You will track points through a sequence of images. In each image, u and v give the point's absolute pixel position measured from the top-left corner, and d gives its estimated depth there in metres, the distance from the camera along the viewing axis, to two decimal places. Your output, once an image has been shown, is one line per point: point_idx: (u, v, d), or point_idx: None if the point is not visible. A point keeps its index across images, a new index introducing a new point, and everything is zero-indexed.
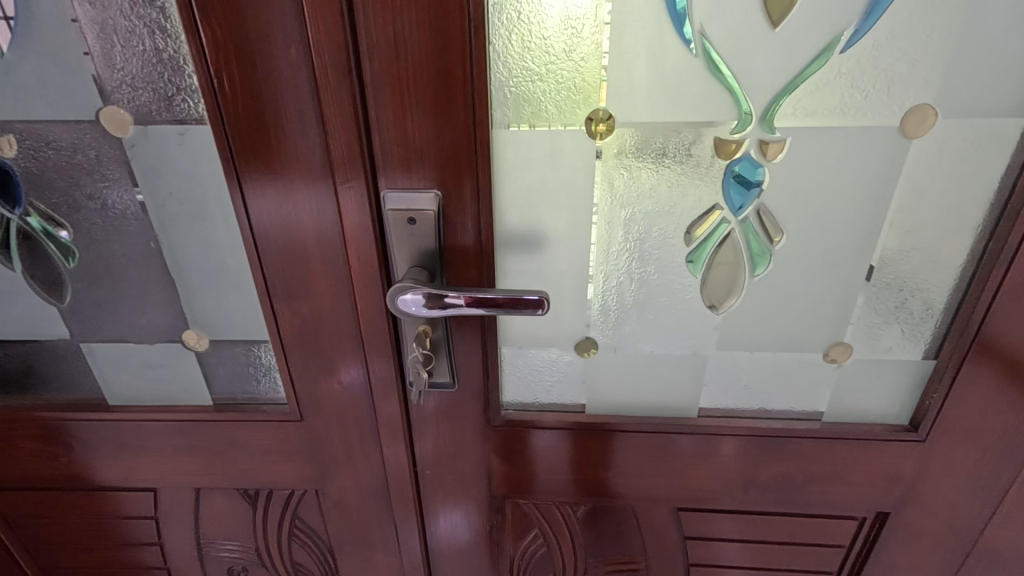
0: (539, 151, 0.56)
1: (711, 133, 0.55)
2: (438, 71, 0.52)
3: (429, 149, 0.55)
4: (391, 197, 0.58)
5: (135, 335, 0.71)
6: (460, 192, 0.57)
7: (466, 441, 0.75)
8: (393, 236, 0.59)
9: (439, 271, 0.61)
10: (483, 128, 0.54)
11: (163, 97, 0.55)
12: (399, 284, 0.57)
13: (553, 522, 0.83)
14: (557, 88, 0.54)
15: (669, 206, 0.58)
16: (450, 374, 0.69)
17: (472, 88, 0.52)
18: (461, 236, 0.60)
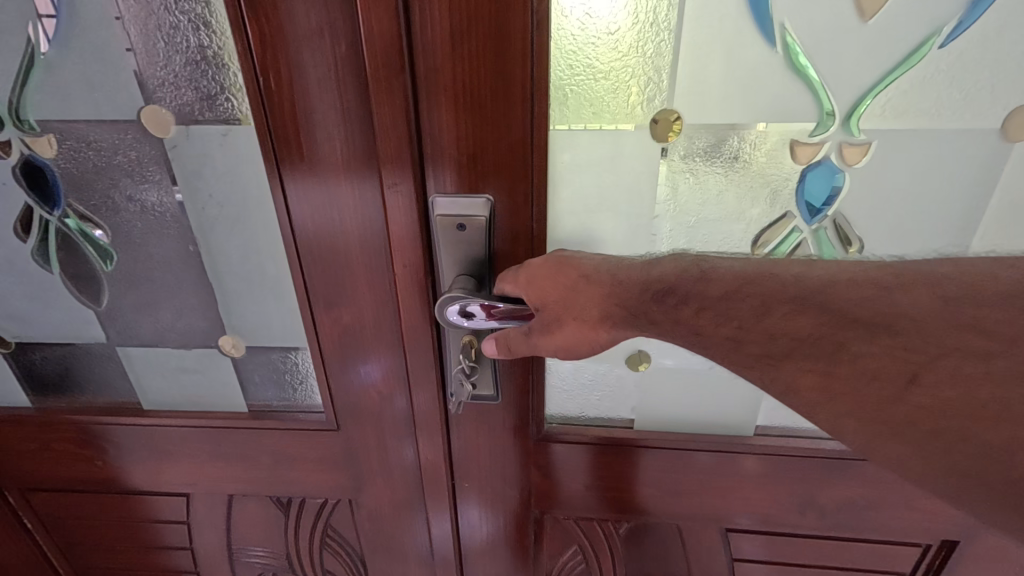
0: (598, 154, 0.53)
1: (789, 135, 0.50)
2: (496, 68, 0.48)
3: (483, 152, 0.52)
4: (440, 202, 0.54)
5: (172, 340, 0.70)
6: (514, 198, 0.54)
7: (505, 453, 0.72)
8: (440, 243, 0.56)
9: (488, 280, 0.57)
10: (540, 130, 0.51)
11: (206, 96, 0.53)
12: (447, 295, 0.54)
13: (595, 540, 0.80)
14: (621, 86, 0.50)
15: (738, 215, 0.54)
16: (494, 387, 0.66)
17: (531, 88, 0.49)
18: (512, 243, 0.56)
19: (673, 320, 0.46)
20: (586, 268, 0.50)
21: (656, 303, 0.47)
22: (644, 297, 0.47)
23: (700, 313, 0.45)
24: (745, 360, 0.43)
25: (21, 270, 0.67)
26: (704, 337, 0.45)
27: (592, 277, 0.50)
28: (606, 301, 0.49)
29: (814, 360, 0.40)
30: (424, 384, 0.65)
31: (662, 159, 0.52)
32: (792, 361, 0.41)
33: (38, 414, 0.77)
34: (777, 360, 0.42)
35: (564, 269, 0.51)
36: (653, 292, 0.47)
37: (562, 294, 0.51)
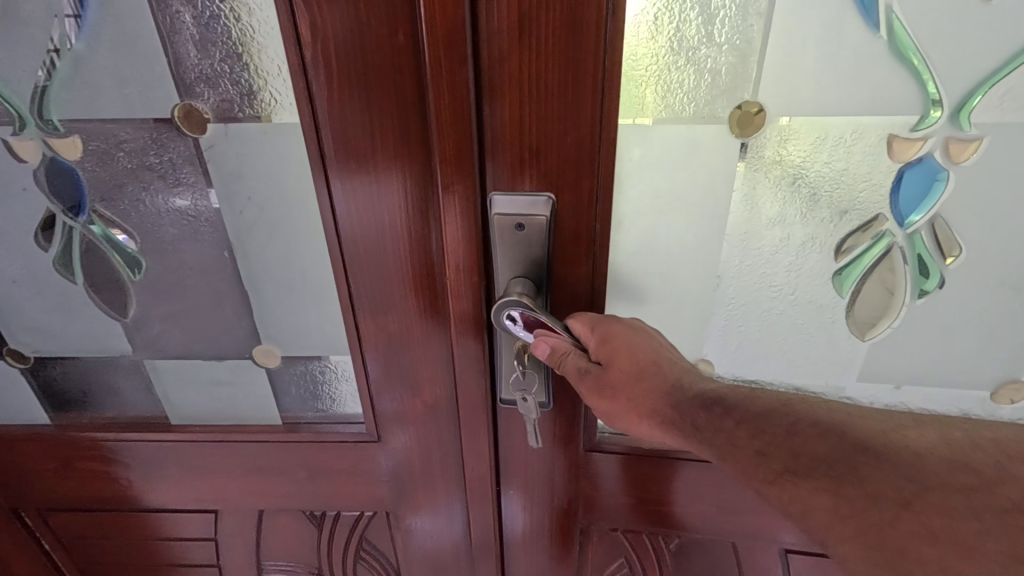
0: (673, 150, 0.49)
1: (887, 129, 0.46)
2: (567, 60, 0.44)
3: (548, 148, 0.48)
4: (499, 200, 0.50)
5: (202, 352, 0.66)
6: (578, 197, 0.50)
7: (553, 468, 0.68)
8: (498, 246, 0.52)
9: (545, 284, 0.54)
10: (610, 126, 0.47)
11: (247, 92, 0.49)
12: (506, 300, 0.50)
13: (642, 553, 0.75)
14: (701, 75, 0.46)
15: (823, 215, 0.50)
16: (546, 395, 0.62)
17: (603, 80, 0.45)
18: (574, 246, 0.52)
19: (712, 430, 0.46)
20: (659, 354, 0.51)
21: (698, 411, 0.48)
22: (693, 403, 0.48)
23: (739, 425, 0.45)
24: (767, 473, 0.43)
25: (44, 280, 0.63)
26: (736, 450, 0.45)
27: (661, 368, 0.50)
28: (657, 398, 0.50)
29: (835, 480, 0.40)
30: (472, 400, 0.61)
31: (742, 156, 0.48)
32: (815, 478, 0.41)
33: (60, 431, 0.74)
34: (801, 476, 0.42)
35: (639, 351, 0.51)
36: (698, 401, 0.48)
37: (631, 371, 0.50)
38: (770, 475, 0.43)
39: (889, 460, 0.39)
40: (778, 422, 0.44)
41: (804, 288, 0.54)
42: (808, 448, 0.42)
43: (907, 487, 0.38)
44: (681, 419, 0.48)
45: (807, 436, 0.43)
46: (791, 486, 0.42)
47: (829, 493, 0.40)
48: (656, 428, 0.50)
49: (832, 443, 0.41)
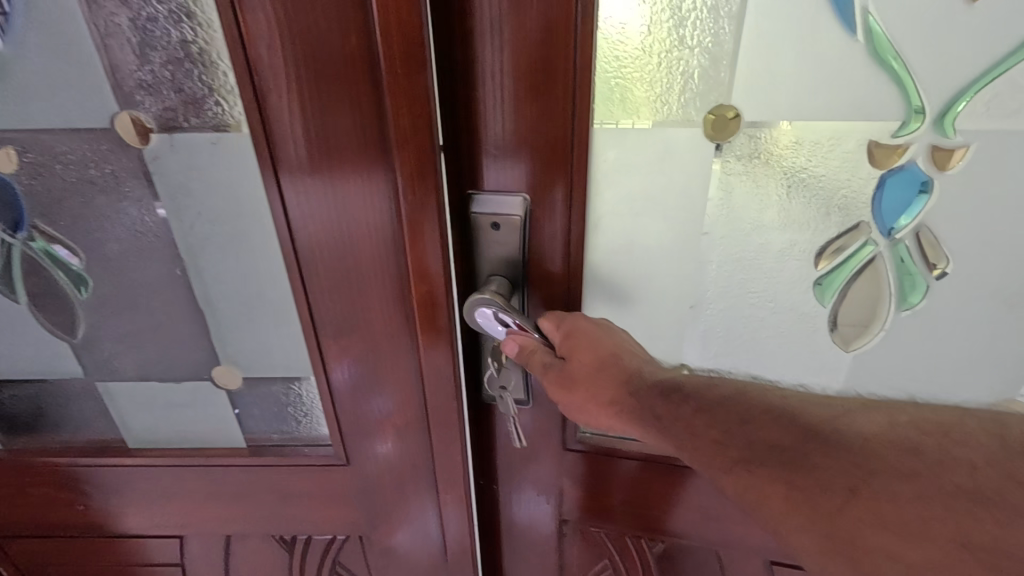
0: (648, 153, 0.46)
1: (867, 134, 0.44)
2: (538, 61, 0.42)
3: (519, 148, 0.46)
4: (477, 199, 0.49)
5: (159, 373, 0.62)
6: (552, 203, 0.48)
7: (536, 474, 0.67)
8: (474, 245, 0.50)
9: (521, 284, 0.52)
10: (582, 130, 0.45)
11: (192, 100, 0.45)
12: (475, 298, 0.49)
13: (628, 558, 0.71)
14: (675, 78, 0.44)
15: (802, 221, 0.48)
16: (526, 393, 0.60)
17: (574, 82, 0.43)
18: (548, 251, 0.51)
19: (670, 417, 0.45)
20: (621, 347, 0.50)
21: (657, 399, 0.46)
22: (652, 390, 0.46)
23: (698, 413, 0.43)
24: (723, 462, 0.41)
25: None
26: (693, 438, 0.43)
27: (623, 361, 0.49)
28: (618, 389, 0.48)
29: (788, 469, 0.38)
30: (438, 419, 0.58)
31: (717, 158, 0.46)
32: (768, 466, 0.39)
33: (10, 457, 0.69)
34: (755, 465, 0.40)
35: (601, 344, 0.50)
36: (659, 387, 0.46)
37: (591, 362, 0.49)
38: (726, 465, 0.41)
39: (864, 456, 0.37)
40: (735, 411, 0.42)
41: (784, 297, 0.52)
42: (765, 436, 0.40)
43: (859, 473, 0.36)
44: (641, 408, 0.46)
45: (767, 427, 0.41)
46: (746, 475, 0.40)
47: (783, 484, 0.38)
48: (615, 419, 0.48)
49: (789, 433, 0.40)
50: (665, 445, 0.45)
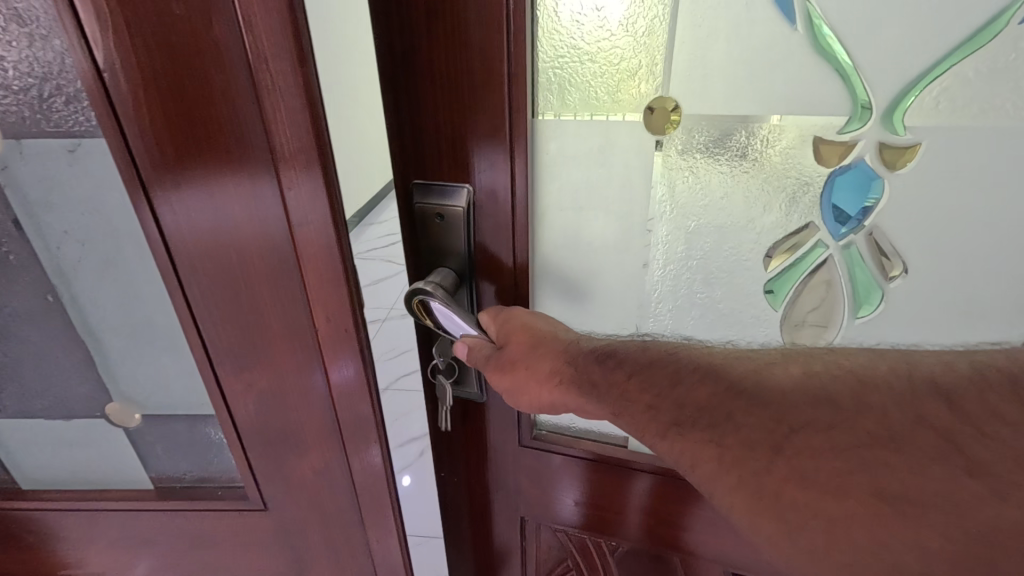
0: (586, 145, 0.42)
1: (808, 133, 0.40)
2: (469, 59, 0.37)
3: (449, 150, 0.41)
4: (420, 188, 0.43)
5: (47, 410, 0.56)
6: (496, 206, 0.42)
7: (491, 479, 0.63)
8: (417, 235, 0.45)
9: (468, 278, 0.46)
10: (520, 130, 0.39)
11: (39, 98, 0.39)
12: (415, 288, 0.43)
13: (590, 566, 0.66)
14: (609, 69, 0.39)
15: (745, 221, 0.43)
16: (478, 387, 0.55)
17: (509, 84, 0.38)
18: (484, 255, 0.45)
19: (606, 384, 0.40)
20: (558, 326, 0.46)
21: (593, 367, 0.41)
22: (585, 359, 0.42)
23: (629, 377, 0.39)
24: (657, 428, 0.36)
25: None
26: (625, 405, 0.38)
27: (559, 337, 0.45)
28: (557, 362, 0.43)
29: (714, 431, 0.33)
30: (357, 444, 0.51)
31: (657, 154, 0.41)
32: (693, 433, 0.34)
33: None
34: (686, 428, 0.35)
35: (536, 320, 0.45)
36: (592, 353, 0.43)
37: (525, 341, 0.44)
38: (658, 429, 0.36)
39: (781, 411, 0.32)
40: (659, 373, 0.38)
41: (730, 304, 0.47)
42: (691, 395, 0.35)
43: (781, 429, 0.32)
44: (577, 377, 0.42)
45: (692, 389, 0.36)
46: (680, 440, 0.35)
47: (711, 445, 0.33)
48: (555, 391, 0.43)
49: (710, 389, 0.35)
50: (598, 411, 0.41)
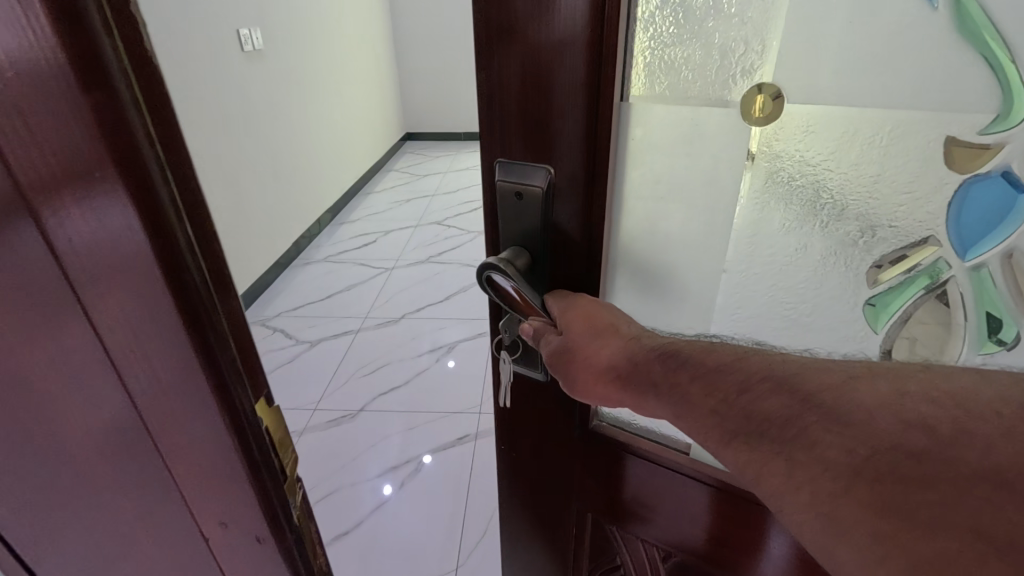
0: (677, 135, 0.45)
1: (944, 126, 0.36)
2: (564, 59, 0.42)
3: (535, 130, 0.46)
4: (503, 166, 0.49)
5: None
6: (572, 188, 0.47)
7: (546, 477, 0.68)
8: (500, 211, 0.51)
9: (541, 257, 0.51)
10: (608, 111, 0.43)
11: None
12: (488, 261, 0.49)
13: (635, 562, 0.67)
14: (705, 53, 0.42)
15: (844, 228, 0.42)
16: (542, 372, 0.58)
17: (598, 64, 0.41)
18: (565, 225, 0.49)
19: (666, 385, 0.39)
20: (619, 320, 0.47)
21: (653, 363, 0.41)
22: (649, 355, 0.42)
23: (693, 380, 0.37)
24: (680, 379, 0.38)
25: None
26: (671, 381, 0.39)
27: (621, 330, 0.46)
28: (615, 353, 0.44)
29: (735, 398, 0.35)
30: (215, 503, 0.49)
31: (752, 144, 0.43)
32: (720, 381, 0.36)
33: None
34: (709, 394, 0.36)
35: (604, 311, 0.47)
36: (656, 352, 0.41)
37: (590, 330, 0.46)
38: (683, 379, 0.38)
39: (801, 384, 0.32)
40: (733, 377, 0.35)
41: (823, 310, 0.46)
42: (711, 358, 0.37)
43: (798, 401, 0.32)
44: (637, 375, 0.42)
45: (723, 368, 0.36)
46: (701, 397, 0.37)
47: (724, 406, 0.35)
48: (612, 385, 0.44)
49: (747, 376, 0.35)
50: (648, 401, 0.41)
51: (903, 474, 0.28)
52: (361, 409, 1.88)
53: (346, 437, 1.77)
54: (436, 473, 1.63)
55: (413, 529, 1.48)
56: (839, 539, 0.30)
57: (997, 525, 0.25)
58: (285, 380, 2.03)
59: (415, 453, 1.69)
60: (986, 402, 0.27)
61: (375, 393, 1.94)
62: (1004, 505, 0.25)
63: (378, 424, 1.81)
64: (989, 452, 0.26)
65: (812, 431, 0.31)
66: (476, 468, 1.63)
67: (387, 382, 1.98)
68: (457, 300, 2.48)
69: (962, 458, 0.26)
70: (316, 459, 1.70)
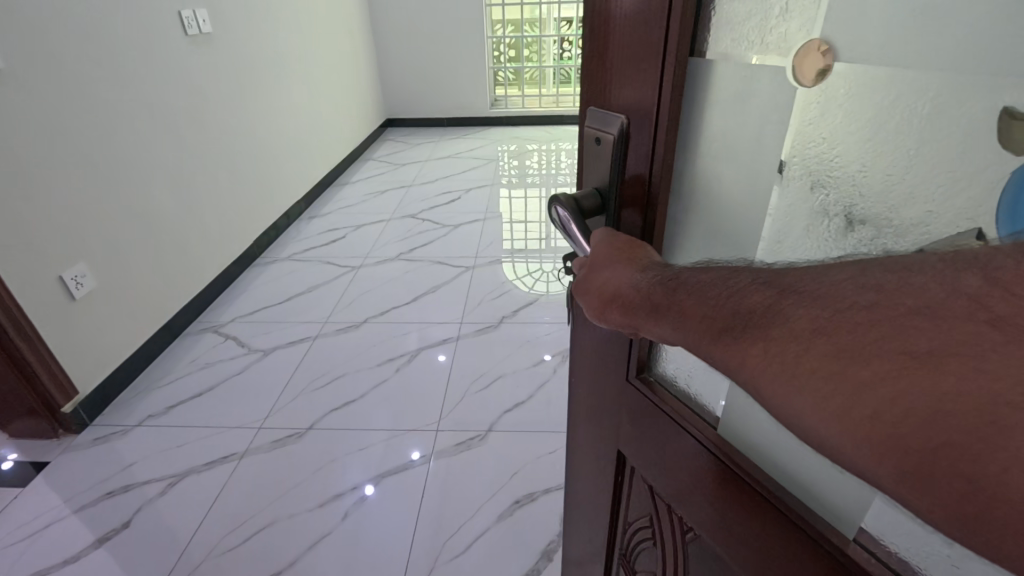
0: (722, 91, 0.48)
1: (992, 95, 0.33)
2: (638, 12, 0.46)
3: (615, 84, 0.51)
4: (593, 114, 0.55)
5: None
6: (641, 140, 0.50)
7: (604, 420, 0.77)
8: (587, 154, 0.58)
9: (613, 201, 0.56)
10: (678, 65, 0.45)
11: None
12: (556, 194, 0.57)
13: (664, 525, 0.71)
14: (756, 15, 0.44)
15: (874, 206, 0.41)
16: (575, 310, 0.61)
17: (668, 19, 0.44)
18: (635, 175, 0.53)
19: (666, 305, 0.41)
20: (638, 257, 0.49)
21: (658, 290, 0.43)
22: (655, 284, 0.43)
23: (691, 297, 0.39)
24: (677, 294, 0.41)
25: None
26: (672, 301, 0.41)
27: (641, 261, 0.48)
28: (629, 279, 0.47)
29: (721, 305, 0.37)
30: None
31: (798, 105, 0.44)
32: (711, 291, 0.38)
33: None
34: (706, 300, 0.38)
35: (637, 251, 0.50)
36: (660, 281, 0.43)
37: (618, 256, 0.50)
38: (676, 297, 0.41)
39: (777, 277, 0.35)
40: (723, 287, 0.38)
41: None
42: (704, 278, 0.39)
43: (773, 290, 0.34)
44: (643, 301, 0.44)
45: (718, 281, 0.38)
46: (694, 308, 0.39)
47: (709, 314, 0.37)
48: (623, 315, 0.47)
49: (733, 286, 0.37)
50: (648, 324, 0.44)
51: (854, 322, 0.29)
52: (308, 428, 1.84)
53: (291, 457, 1.74)
54: (382, 498, 1.59)
55: (357, 553, 1.45)
56: (801, 395, 0.31)
57: (923, 343, 0.27)
58: (239, 389, 2.03)
59: (354, 483, 1.64)
60: (927, 265, 0.29)
61: (320, 412, 1.90)
62: (924, 335, 0.27)
63: (342, 439, 1.79)
64: (925, 291, 0.28)
65: (786, 310, 0.33)
66: (430, 486, 1.62)
67: (336, 399, 1.96)
68: (437, 300, 2.50)
69: (898, 301, 0.29)
70: (262, 483, 1.66)
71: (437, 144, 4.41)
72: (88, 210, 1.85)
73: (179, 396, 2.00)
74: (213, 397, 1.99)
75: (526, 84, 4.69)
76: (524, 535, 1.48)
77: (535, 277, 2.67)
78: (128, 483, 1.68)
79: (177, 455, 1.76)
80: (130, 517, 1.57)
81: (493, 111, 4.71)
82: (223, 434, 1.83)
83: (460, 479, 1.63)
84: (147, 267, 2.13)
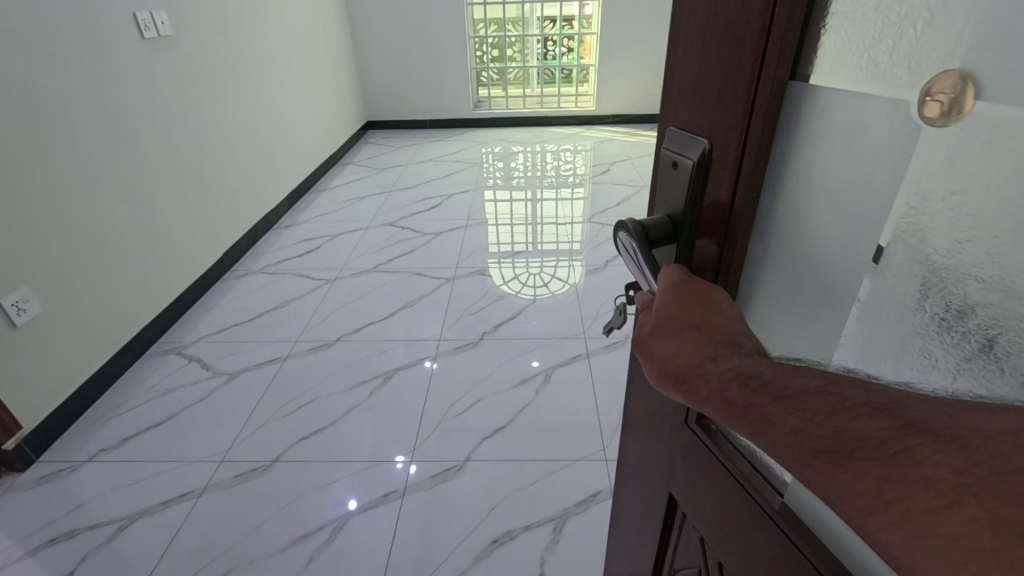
0: (837, 126, 0.41)
1: None
2: (729, 23, 0.38)
3: (697, 102, 0.44)
4: (671, 134, 0.48)
5: None
6: (723, 169, 0.43)
7: (659, 460, 0.70)
8: (662, 176, 0.51)
9: (687, 232, 0.49)
10: (775, 84, 0.37)
11: None
12: (623, 219, 0.51)
13: None
14: (872, 60, 0.36)
15: (992, 263, 0.31)
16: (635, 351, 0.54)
17: (766, 34, 0.36)
18: (714, 205, 0.45)
19: (743, 404, 0.33)
20: (705, 322, 0.40)
21: (731, 382, 0.34)
22: (726, 375, 0.35)
23: (781, 403, 0.31)
24: (755, 393, 0.32)
25: None
26: (749, 405, 0.33)
27: (710, 330, 0.39)
28: (695, 355, 0.38)
29: (817, 420, 0.29)
30: None
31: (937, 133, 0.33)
32: (803, 397, 0.30)
33: None
34: (798, 409, 0.30)
35: (708, 313, 0.41)
36: (734, 371, 0.34)
37: (686, 320, 0.41)
38: (752, 401, 0.32)
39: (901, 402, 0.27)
40: (822, 399, 0.29)
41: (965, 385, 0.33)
42: (790, 379, 0.31)
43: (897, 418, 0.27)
44: (713, 392, 0.35)
45: (817, 389, 0.30)
46: (781, 415, 0.31)
47: (797, 430, 0.30)
48: (687, 395, 0.38)
49: (834, 404, 0.29)
50: (721, 419, 0.35)
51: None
52: (274, 459, 1.72)
53: (258, 493, 1.61)
54: (358, 537, 1.48)
55: None
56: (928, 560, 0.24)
57: None
58: (206, 417, 1.88)
59: (324, 521, 1.53)
60: None
61: (286, 442, 1.78)
62: None
63: (319, 471, 1.67)
64: None
65: (911, 447, 0.26)
66: (401, 522, 1.52)
67: (308, 424, 1.84)
68: (422, 312, 2.40)
69: None
70: (226, 522, 1.53)
71: (417, 146, 4.29)
72: (31, 231, 1.67)
73: (134, 428, 1.84)
74: (175, 426, 1.84)
75: (508, 84, 4.59)
76: (507, 574, 1.39)
77: (522, 283, 2.58)
78: (73, 528, 1.51)
79: (133, 493, 1.61)
80: (76, 564, 1.42)
81: (475, 112, 4.61)
82: (186, 468, 1.69)
83: (438, 510, 1.55)
84: (103, 286, 1.95)
